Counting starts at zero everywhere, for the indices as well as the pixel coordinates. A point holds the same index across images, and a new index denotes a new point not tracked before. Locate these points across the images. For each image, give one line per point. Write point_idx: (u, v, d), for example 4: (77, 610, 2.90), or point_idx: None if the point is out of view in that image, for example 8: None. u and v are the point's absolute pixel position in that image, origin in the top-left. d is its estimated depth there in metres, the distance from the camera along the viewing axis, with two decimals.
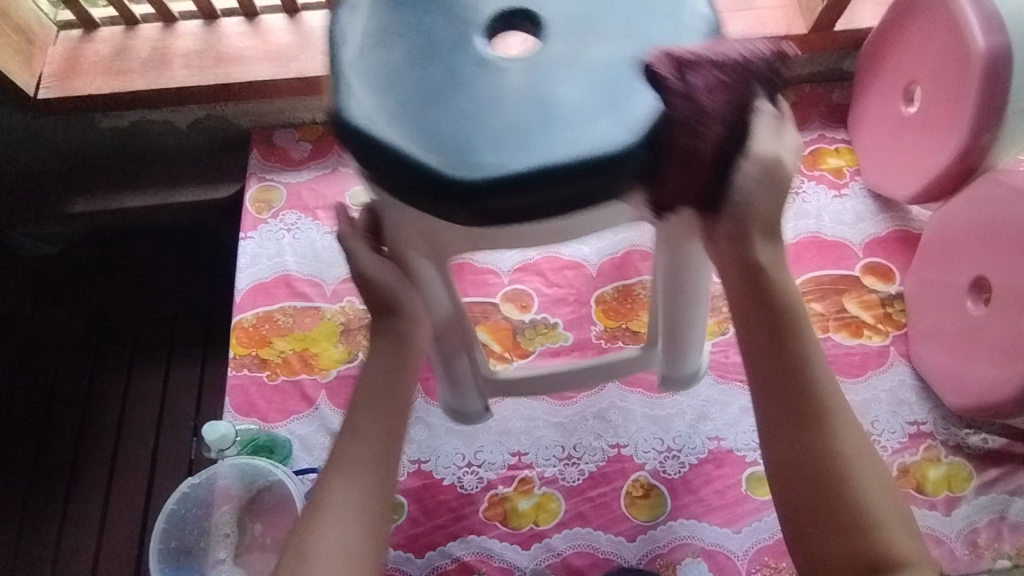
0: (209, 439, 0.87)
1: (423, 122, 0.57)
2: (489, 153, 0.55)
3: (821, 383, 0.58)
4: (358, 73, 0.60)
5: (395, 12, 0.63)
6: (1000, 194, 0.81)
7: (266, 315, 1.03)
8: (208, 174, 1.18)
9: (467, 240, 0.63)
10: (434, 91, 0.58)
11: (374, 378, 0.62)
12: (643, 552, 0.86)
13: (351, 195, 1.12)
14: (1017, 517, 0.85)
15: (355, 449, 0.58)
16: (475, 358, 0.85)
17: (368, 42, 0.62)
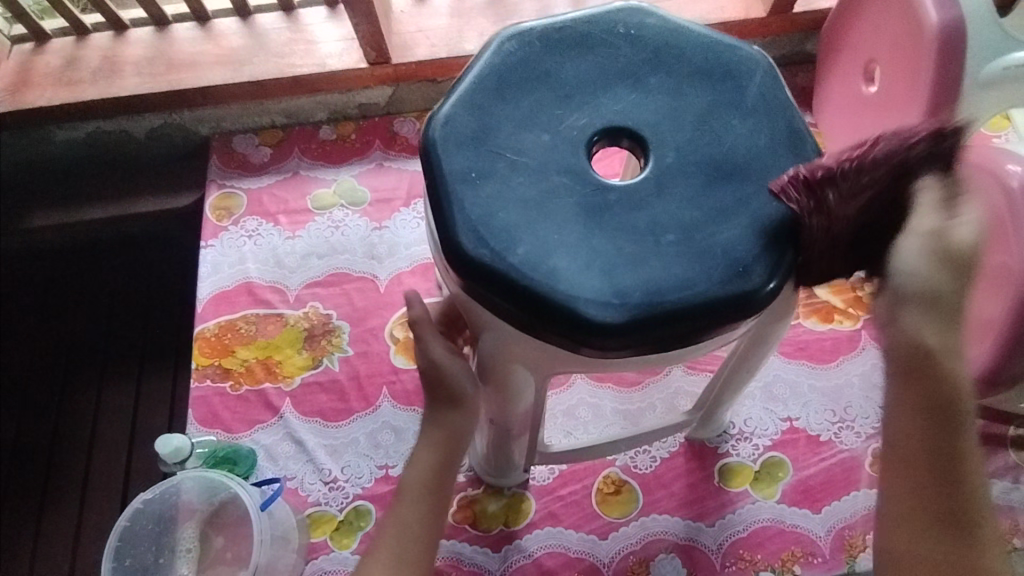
0: (163, 452, 0.84)
1: (563, 261, 0.47)
2: (659, 300, 0.47)
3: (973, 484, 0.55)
4: (473, 202, 0.49)
5: (497, 125, 0.51)
6: None
7: (228, 324, 1.01)
8: (170, 184, 1.18)
9: (565, 368, 0.52)
10: (555, 231, 0.48)
11: (426, 478, 0.62)
12: (616, 550, 0.84)
13: (313, 199, 1.10)
14: (995, 499, 0.84)
15: (405, 533, 0.60)
16: (518, 443, 0.78)
17: (475, 163, 0.50)
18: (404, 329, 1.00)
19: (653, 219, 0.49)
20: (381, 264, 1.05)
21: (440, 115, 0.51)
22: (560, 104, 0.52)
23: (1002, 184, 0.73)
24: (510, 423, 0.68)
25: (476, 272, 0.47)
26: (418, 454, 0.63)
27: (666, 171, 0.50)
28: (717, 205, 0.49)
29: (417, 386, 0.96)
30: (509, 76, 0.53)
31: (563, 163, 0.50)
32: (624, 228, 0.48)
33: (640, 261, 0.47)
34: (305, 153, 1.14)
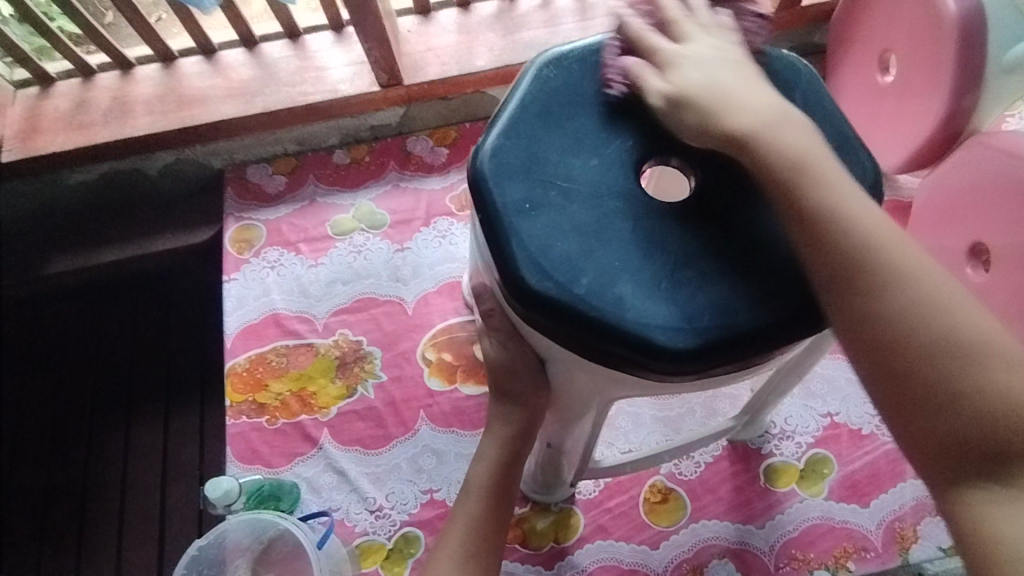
0: (212, 496, 0.85)
1: (630, 288, 0.48)
2: (727, 320, 0.47)
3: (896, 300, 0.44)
4: (532, 233, 0.48)
5: (546, 152, 0.51)
6: (990, 156, 0.79)
7: (259, 357, 1.00)
8: (185, 219, 1.18)
9: (621, 388, 0.52)
10: (618, 257, 0.48)
11: (490, 477, 0.61)
12: (669, 559, 0.84)
13: (332, 225, 1.10)
14: None
15: (473, 530, 0.60)
16: (565, 466, 0.78)
17: (527, 193, 0.50)
18: (436, 351, 1.00)
19: (712, 237, 0.49)
20: (406, 286, 1.04)
21: (485, 147, 0.51)
22: (606, 127, 0.52)
23: None
24: (568, 441, 0.68)
25: (545, 307, 0.47)
26: (483, 450, 0.62)
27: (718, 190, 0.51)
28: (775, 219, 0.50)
29: (454, 407, 0.96)
30: (551, 101, 0.53)
31: (615, 184, 0.50)
32: (685, 248, 0.49)
33: (703, 281, 0.48)
34: (320, 179, 1.14)
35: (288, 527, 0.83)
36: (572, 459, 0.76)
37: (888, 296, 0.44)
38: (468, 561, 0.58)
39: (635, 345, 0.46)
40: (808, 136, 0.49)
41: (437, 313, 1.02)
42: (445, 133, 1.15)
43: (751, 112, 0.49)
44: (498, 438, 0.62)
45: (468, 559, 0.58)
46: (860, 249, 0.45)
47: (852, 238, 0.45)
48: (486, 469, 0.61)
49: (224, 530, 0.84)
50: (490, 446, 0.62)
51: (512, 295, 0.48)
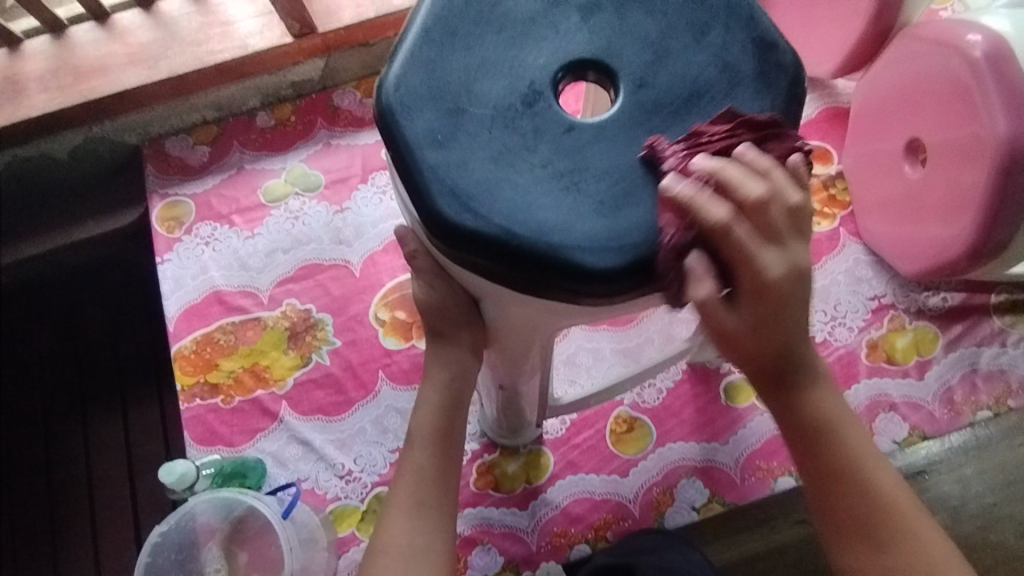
0: (168, 483, 0.80)
1: (559, 213, 0.45)
2: (657, 238, 0.45)
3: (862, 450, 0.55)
4: (443, 166, 0.46)
5: (451, 77, 0.48)
6: (920, 49, 0.78)
7: (205, 337, 0.96)
8: (107, 204, 1.10)
9: (561, 316, 0.50)
10: (535, 184, 0.46)
11: (440, 422, 0.60)
12: (640, 484, 0.86)
13: (264, 192, 1.04)
14: (986, 365, 0.88)
15: (422, 478, 0.59)
16: (525, 407, 0.77)
17: (436, 127, 0.47)
18: (388, 310, 0.97)
19: (636, 153, 0.47)
20: (351, 248, 1.01)
21: (389, 78, 0.48)
22: (514, 43, 0.49)
23: (964, 55, 0.72)
24: (524, 381, 0.68)
25: (467, 243, 0.45)
26: (425, 396, 0.60)
27: (641, 98, 0.48)
28: (701, 122, 0.48)
29: (413, 364, 0.94)
30: (454, 20, 0.49)
31: (532, 103, 0.47)
32: (606, 165, 0.46)
33: (629, 198, 0.46)
34: (246, 145, 1.07)
35: (256, 502, 0.82)
36: (530, 399, 0.75)
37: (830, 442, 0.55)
38: (419, 509, 0.58)
39: (570, 268, 0.45)
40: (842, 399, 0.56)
41: (385, 271, 0.99)
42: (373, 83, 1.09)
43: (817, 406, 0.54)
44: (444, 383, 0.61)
45: (420, 505, 0.58)
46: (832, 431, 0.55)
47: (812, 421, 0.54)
48: (430, 415, 0.60)
49: (183, 514, 0.82)
50: (436, 394, 0.61)
51: (435, 232, 0.46)
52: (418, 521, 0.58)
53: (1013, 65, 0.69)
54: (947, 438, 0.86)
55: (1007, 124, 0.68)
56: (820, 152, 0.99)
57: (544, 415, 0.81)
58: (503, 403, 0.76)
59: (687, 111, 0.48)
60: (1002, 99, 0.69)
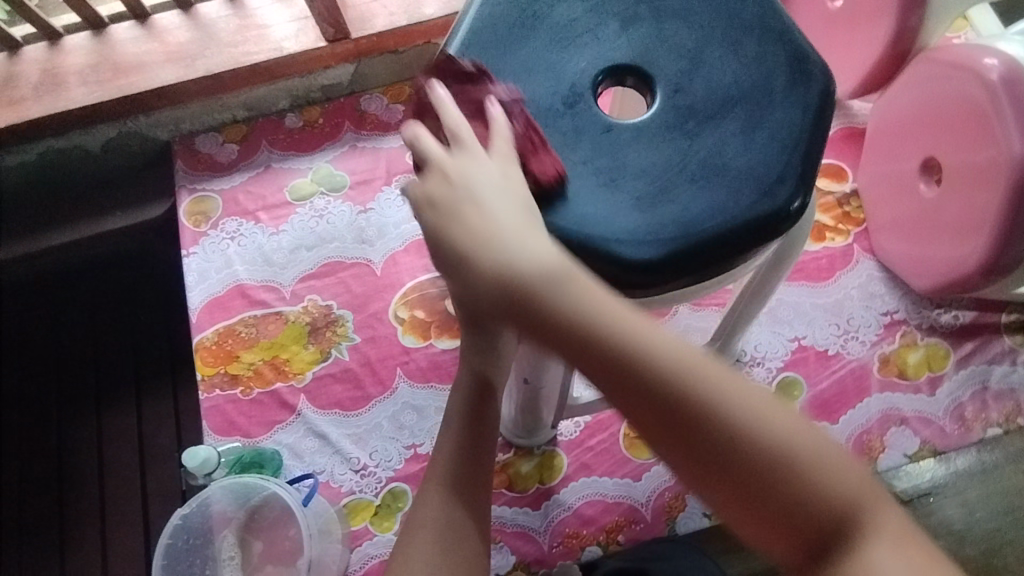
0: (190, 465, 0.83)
1: (597, 208, 0.47)
2: (692, 236, 0.47)
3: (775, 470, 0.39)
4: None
5: (497, 77, 0.50)
6: (936, 73, 0.80)
7: (226, 329, 0.98)
8: (131, 197, 1.12)
9: None
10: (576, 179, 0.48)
11: None
12: (652, 489, 0.87)
13: (290, 190, 1.07)
14: (996, 384, 0.89)
15: (461, 453, 0.53)
16: (544, 405, 0.79)
17: (481, 123, 0.49)
18: (408, 309, 0.99)
19: (671, 152, 0.49)
20: (373, 247, 1.03)
21: (437, 77, 0.50)
22: (556, 47, 0.51)
23: (980, 79, 0.73)
24: (546, 374, 0.70)
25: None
26: (456, 381, 0.59)
27: (677, 102, 0.50)
28: (733, 124, 0.50)
29: (431, 362, 0.95)
30: (499, 23, 0.52)
31: (573, 102, 0.50)
32: (645, 163, 0.48)
33: (665, 194, 0.48)
34: (273, 145, 1.10)
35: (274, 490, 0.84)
36: (550, 396, 0.77)
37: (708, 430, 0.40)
38: None
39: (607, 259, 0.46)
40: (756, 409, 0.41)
41: (406, 271, 1.01)
42: (400, 89, 1.13)
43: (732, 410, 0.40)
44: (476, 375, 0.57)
45: (453, 485, 0.52)
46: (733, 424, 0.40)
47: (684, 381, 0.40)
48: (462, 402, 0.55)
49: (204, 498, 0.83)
50: None
51: None
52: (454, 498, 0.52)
53: None
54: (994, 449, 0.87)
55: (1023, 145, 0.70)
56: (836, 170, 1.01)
57: (561, 415, 0.83)
58: (523, 400, 0.78)
59: (721, 115, 0.50)
60: (1017, 120, 0.70)
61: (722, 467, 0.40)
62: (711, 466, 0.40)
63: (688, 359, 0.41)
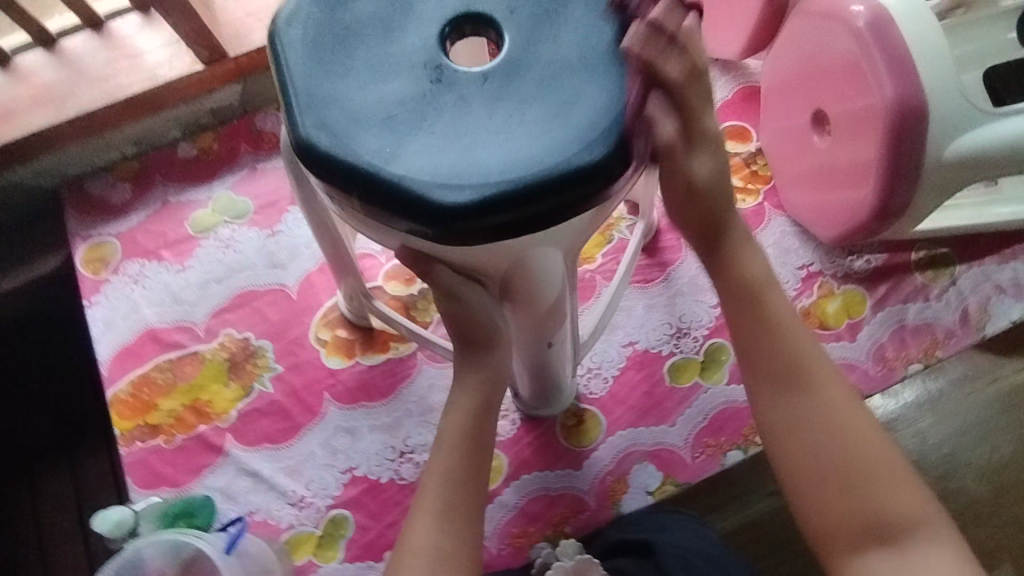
0: (105, 529, 0.79)
1: (532, 146, 0.49)
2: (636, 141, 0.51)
3: (817, 385, 0.62)
4: (403, 163, 0.49)
5: (350, 90, 0.51)
6: (812, 24, 0.79)
7: (141, 378, 0.94)
8: (23, 255, 1.04)
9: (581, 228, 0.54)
10: (496, 131, 0.50)
11: (465, 426, 0.63)
12: (593, 476, 0.86)
13: (192, 223, 1.02)
14: (913, 321, 0.91)
15: (450, 481, 0.61)
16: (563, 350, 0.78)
17: (375, 139, 0.50)
18: (329, 329, 0.95)
19: (549, 74, 0.51)
20: (285, 271, 0.99)
21: (303, 131, 0.50)
22: (385, 36, 0.53)
23: (849, 26, 0.72)
24: (547, 333, 0.71)
25: (481, 214, 0.48)
26: (453, 400, 0.65)
27: (519, 27, 0.53)
28: (580, 26, 0.53)
29: (359, 381, 0.93)
30: (320, 47, 0.53)
31: (435, 70, 0.52)
32: (539, 88, 0.51)
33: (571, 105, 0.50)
34: (169, 179, 1.05)
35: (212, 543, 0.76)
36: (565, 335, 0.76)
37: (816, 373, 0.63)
38: (449, 510, 0.60)
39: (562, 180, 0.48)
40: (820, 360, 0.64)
41: (322, 290, 0.98)
42: None
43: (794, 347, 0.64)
44: (471, 390, 0.64)
45: (445, 509, 0.60)
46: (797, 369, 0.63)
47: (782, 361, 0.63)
48: (460, 420, 0.63)
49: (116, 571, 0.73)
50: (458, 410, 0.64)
51: (442, 232, 0.49)
52: (448, 525, 0.60)
53: (895, 30, 0.70)
54: (900, 394, 0.90)
55: (893, 88, 0.69)
56: (738, 130, 1.02)
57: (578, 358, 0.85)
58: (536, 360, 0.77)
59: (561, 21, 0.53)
60: (886, 65, 0.70)
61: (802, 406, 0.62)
62: (799, 436, 0.62)
63: (829, 402, 0.62)
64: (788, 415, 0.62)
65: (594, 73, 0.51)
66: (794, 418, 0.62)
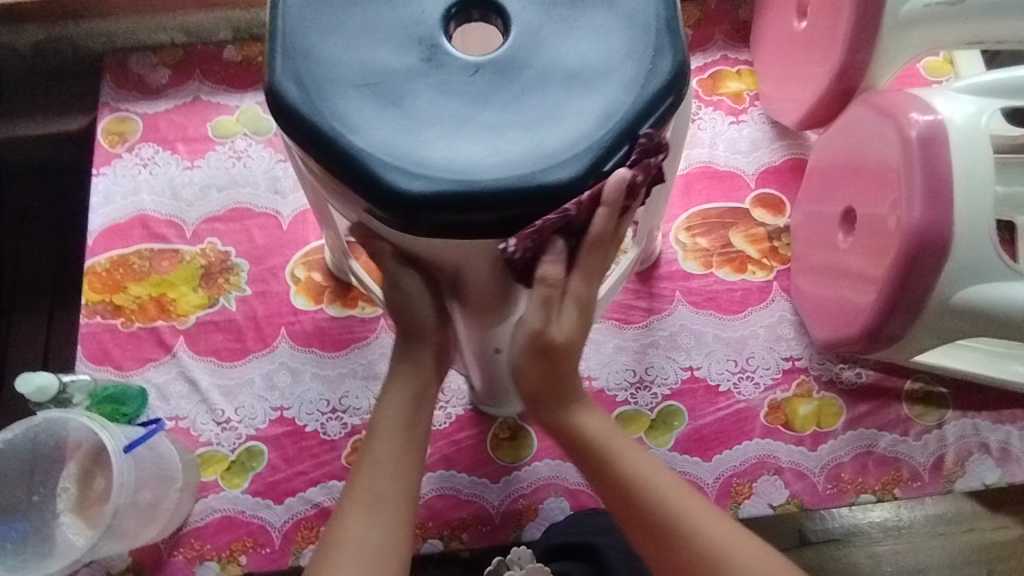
0: (25, 391, 0.80)
1: (501, 151, 0.48)
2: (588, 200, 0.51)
3: (630, 483, 0.62)
4: (366, 138, 0.48)
5: (336, 50, 0.51)
6: (869, 116, 0.74)
7: (120, 258, 0.96)
8: (56, 105, 1.06)
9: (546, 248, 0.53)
10: (467, 126, 0.49)
11: (400, 416, 0.61)
12: (507, 494, 0.85)
13: (214, 126, 1.03)
14: (882, 450, 0.86)
15: (382, 472, 0.59)
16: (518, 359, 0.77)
17: (346, 106, 0.49)
18: (306, 269, 0.96)
19: (538, 81, 0.50)
20: (285, 200, 0.99)
21: (278, 84, 0.50)
22: (390, 6, 0.53)
23: (901, 131, 0.67)
24: (493, 335, 0.70)
25: (432, 207, 0.47)
26: (391, 390, 0.62)
27: (522, 27, 0.52)
28: (584, 40, 0.52)
29: (317, 327, 0.93)
30: (320, 3, 0.53)
31: (427, 52, 0.51)
32: (523, 94, 0.50)
33: (552, 117, 0.49)
34: (207, 76, 1.06)
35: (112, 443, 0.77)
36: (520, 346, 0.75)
37: (624, 473, 0.62)
38: (376, 504, 0.58)
39: (522, 190, 0.47)
40: (627, 454, 0.64)
41: (313, 230, 0.98)
42: None
43: (596, 444, 0.64)
44: (402, 381, 0.62)
45: (373, 504, 0.58)
46: (606, 468, 0.63)
47: (590, 455, 0.64)
48: (391, 414, 0.61)
49: (32, 428, 0.79)
50: (394, 398, 0.62)
51: (392, 216, 0.48)
52: (376, 516, 0.57)
53: (944, 152, 0.65)
54: (868, 511, 0.85)
55: (922, 213, 0.64)
56: (772, 199, 0.97)
57: None
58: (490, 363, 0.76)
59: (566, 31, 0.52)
60: (923, 183, 0.64)
61: (643, 524, 0.61)
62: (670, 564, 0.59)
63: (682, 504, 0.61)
64: (634, 528, 0.61)
65: (584, 91, 0.50)
66: (639, 530, 0.61)
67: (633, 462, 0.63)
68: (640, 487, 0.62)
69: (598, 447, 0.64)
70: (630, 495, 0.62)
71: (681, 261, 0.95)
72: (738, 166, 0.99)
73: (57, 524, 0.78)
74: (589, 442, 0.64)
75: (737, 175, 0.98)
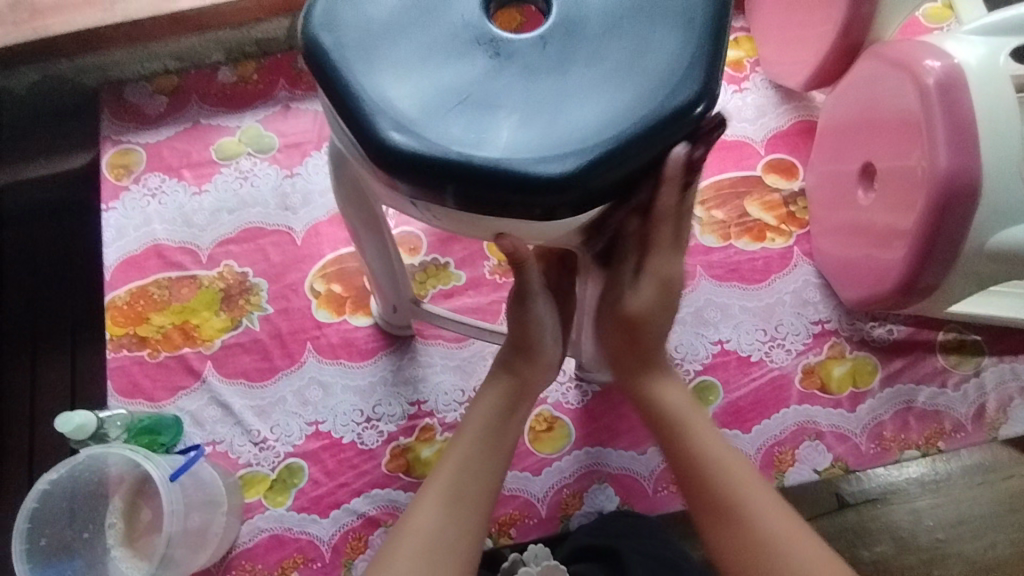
0: (64, 430, 0.79)
1: (606, 110, 0.50)
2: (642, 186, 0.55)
3: (705, 459, 0.62)
4: (490, 147, 0.49)
5: (407, 82, 0.52)
6: (880, 69, 0.73)
7: (140, 289, 0.96)
8: (56, 143, 1.06)
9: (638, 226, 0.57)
10: (566, 97, 0.51)
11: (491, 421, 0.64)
12: (550, 485, 0.85)
13: (217, 148, 1.03)
14: (922, 404, 0.85)
15: (463, 472, 0.60)
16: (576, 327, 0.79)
17: (454, 127, 0.51)
18: (325, 282, 0.95)
19: (603, 42, 0.53)
20: (296, 215, 0.99)
21: (385, 134, 0.50)
22: (426, 20, 0.54)
23: (918, 81, 0.66)
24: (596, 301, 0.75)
25: (576, 187, 0.49)
26: (484, 395, 0.65)
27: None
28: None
29: (343, 339, 0.93)
30: (363, 44, 0.53)
31: (489, 44, 0.53)
32: (598, 55, 0.53)
33: (634, 64, 0.52)
34: (205, 100, 1.05)
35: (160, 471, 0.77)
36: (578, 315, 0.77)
37: (693, 441, 0.64)
38: (456, 501, 0.59)
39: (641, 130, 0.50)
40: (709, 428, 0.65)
41: (327, 242, 0.98)
42: None
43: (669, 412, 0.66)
44: (501, 386, 0.66)
45: (451, 503, 0.59)
46: (684, 435, 0.64)
47: (675, 427, 0.65)
48: (483, 416, 0.64)
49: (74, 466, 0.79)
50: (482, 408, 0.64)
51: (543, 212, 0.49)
52: (455, 513, 0.58)
53: (964, 96, 0.64)
54: (905, 467, 0.87)
55: (948, 159, 0.63)
56: (784, 164, 0.96)
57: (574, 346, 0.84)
58: None
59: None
60: (946, 130, 0.64)
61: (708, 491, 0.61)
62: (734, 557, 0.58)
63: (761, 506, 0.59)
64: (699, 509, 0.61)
65: (648, 35, 0.53)
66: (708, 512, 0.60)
67: (706, 448, 0.63)
68: (705, 457, 0.63)
69: (674, 418, 0.65)
70: (697, 471, 0.62)
71: (699, 236, 0.94)
72: (746, 135, 0.98)
73: (109, 559, 0.79)
74: (668, 415, 0.66)
75: (746, 144, 0.97)
